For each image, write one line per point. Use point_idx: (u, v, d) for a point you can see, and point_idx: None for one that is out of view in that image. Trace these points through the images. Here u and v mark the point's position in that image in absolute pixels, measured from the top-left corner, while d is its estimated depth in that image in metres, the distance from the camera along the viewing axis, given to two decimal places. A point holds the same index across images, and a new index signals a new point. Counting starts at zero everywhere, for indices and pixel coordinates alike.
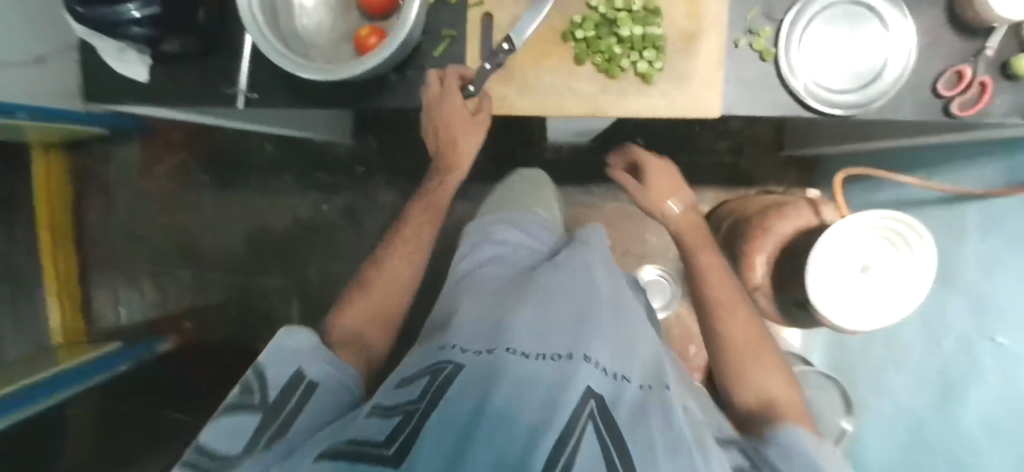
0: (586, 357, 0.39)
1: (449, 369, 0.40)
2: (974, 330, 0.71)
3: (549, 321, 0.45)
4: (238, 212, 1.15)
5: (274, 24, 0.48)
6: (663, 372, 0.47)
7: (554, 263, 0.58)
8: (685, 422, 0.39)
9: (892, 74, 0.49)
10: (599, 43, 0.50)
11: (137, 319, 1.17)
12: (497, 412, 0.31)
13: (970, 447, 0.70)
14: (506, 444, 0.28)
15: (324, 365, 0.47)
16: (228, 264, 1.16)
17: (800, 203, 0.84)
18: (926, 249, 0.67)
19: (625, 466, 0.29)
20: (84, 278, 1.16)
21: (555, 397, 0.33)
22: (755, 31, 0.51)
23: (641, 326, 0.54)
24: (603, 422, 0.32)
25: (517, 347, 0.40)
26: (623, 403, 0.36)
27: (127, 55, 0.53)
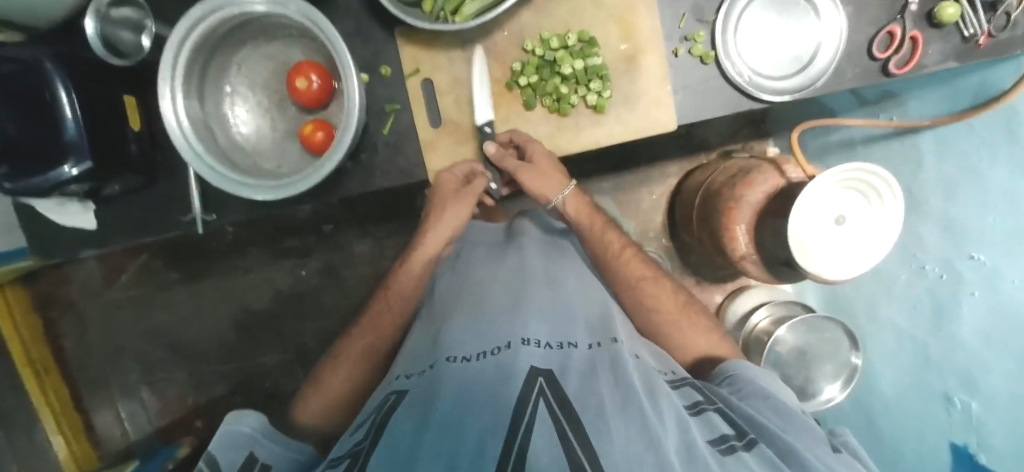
0: (524, 340, 0.44)
1: (391, 399, 0.42)
2: (951, 251, 0.73)
3: (485, 321, 0.49)
4: (215, 300, 1.14)
5: (206, 141, 0.46)
6: (610, 324, 0.51)
7: (490, 263, 0.61)
8: (635, 367, 0.44)
9: (828, 53, 0.50)
10: (546, 85, 0.50)
11: (145, 428, 1.13)
12: (445, 422, 0.34)
13: (976, 363, 0.69)
14: (455, 449, 0.31)
15: (274, 445, 0.45)
16: (219, 352, 1.14)
17: (763, 166, 0.86)
18: (895, 207, 0.70)
19: (570, 427, 0.32)
20: (81, 404, 1.12)
21: (498, 391, 0.36)
22: (691, 37, 0.51)
23: (572, 280, 0.59)
24: (551, 394, 0.36)
25: (459, 356, 0.44)
26: (569, 371, 0.40)
27: (70, 205, 0.52)
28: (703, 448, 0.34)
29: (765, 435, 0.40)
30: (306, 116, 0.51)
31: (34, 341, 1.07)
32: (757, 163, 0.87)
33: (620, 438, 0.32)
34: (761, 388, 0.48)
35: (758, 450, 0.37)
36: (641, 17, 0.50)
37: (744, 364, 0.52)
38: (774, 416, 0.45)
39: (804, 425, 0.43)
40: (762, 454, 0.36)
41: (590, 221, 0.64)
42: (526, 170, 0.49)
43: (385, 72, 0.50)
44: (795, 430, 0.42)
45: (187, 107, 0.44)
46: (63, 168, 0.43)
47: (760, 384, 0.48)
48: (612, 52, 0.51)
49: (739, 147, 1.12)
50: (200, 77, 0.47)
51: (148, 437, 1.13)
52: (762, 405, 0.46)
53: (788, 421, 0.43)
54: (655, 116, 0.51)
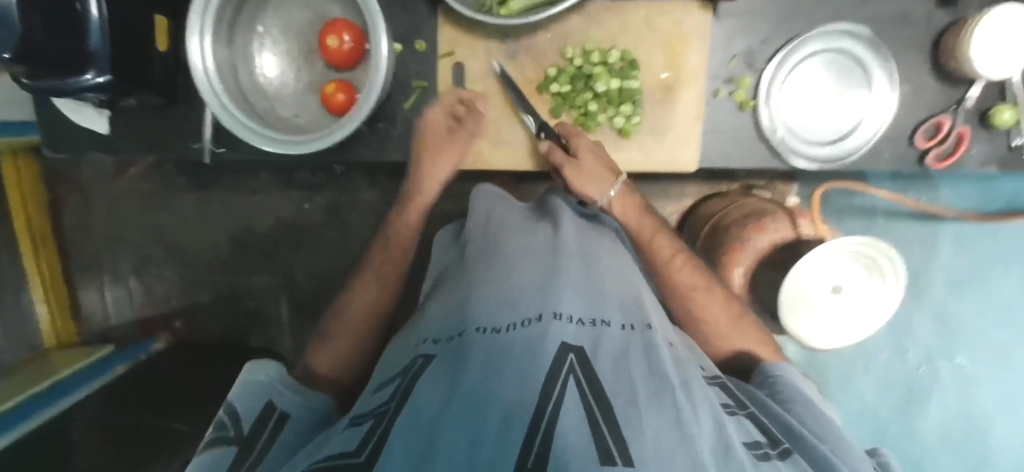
0: (556, 315, 0.37)
1: (419, 363, 0.38)
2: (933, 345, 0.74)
3: (515, 286, 0.42)
4: (218, 213, 1.14)
5: (226, 82, 0.46)
6: (643, 307, 0.45)
7: (529, 222, 0.54)
8: (669, 357, 0.37)
9: (867, 134, 0.49)
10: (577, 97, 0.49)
11: (126, 317, 1.17)
12: (469, 391, 0.29)
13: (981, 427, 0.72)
14: (481, 417, 0.26)
15: (292, 396, 0.45)
16: (213, 262, 1.15)
17: (778, 212, 0.82)
18: (892, 288, 0.70)
19: (606, 413, 0.28)
20: (70, 281, 1.15)
21: (527, 367, 0.31)
22: (735, 81, 0.49)
23: (607, 250, 0.52)
24: (584, 377, 0.31)
25: (485, 325, 0.38)
26: (602, 350, 0.35)
27: (86, 107, 0.53)
28: (737, 447, 0.30)
29: (794, 440, 0.37)
30: (332, 72, 0.51)
31: (37, 212, 1.08)
32: (773, 208, 0.83)
33: (653, 432, 0.27)
34: (792, 393, 0.45)
35: (792, 460, 0.34)
36: (688, 49, 0.48)
37: (786, 366, 0.50)
38: (812, 422, 0.40)
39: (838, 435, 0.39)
40: (797, 465, 0.33)
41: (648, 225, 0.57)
42: (572, 168, 0.47)
43: (419, 47, 0.49)
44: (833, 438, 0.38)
45: (205, 54, 0.44)
46: (86, 76, 0.44)
47: (796, 387, 0.45)
48: (653, 77, 0.49)
49: (763, 184, 1.07)
50: (233, 14, 0.47)
51: (128, 326, 1.17)
52: (799, 410, 0.42)
53: (823, 427, 0.39)
54: (678, 154, 0.50)
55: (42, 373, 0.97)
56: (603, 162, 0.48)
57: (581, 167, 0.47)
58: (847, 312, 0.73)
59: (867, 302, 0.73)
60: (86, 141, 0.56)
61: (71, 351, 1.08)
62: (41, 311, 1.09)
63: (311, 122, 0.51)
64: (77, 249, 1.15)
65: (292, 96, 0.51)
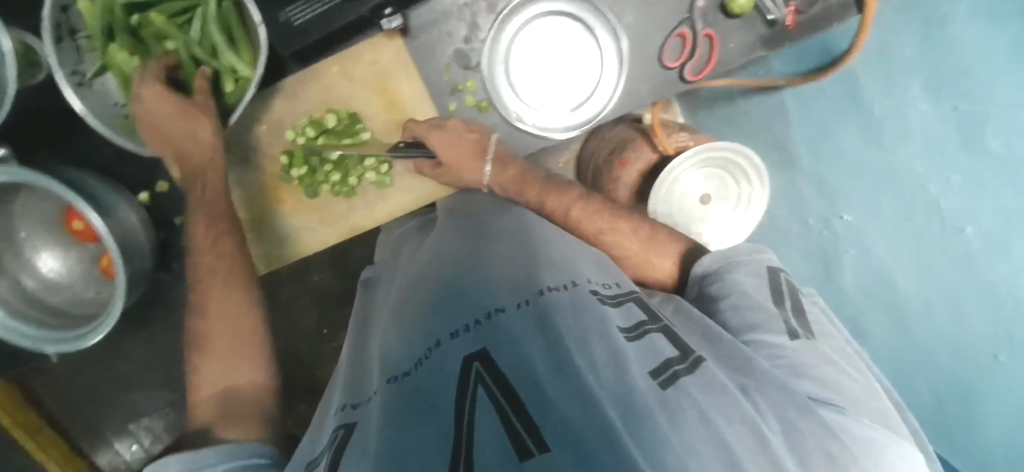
0: (454, 335, 0.44)
1: (341, 434, 0.43)
2: (825, 209, 0.71)
3: (421, 323, 0.49)
4: (169, 339, 1.19)
5: None
6: (535, 270, 0.50)
7: (432, 253, 0.60)
8: (570, 312, 0.43)
9: (605, 92, 0.64)
10: (321, 170, 0.60)
11: (145, 457, 1.26)
12: (386, 447, 0.34)
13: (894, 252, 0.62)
14: (406, 463, 0.32)
15: (222, 461, 0.41)
16: (190, 380, 1.22)
17: (636, 140, 0.80)
18: (761, 197, 0.67)
19: (512, 401, 0.34)
20: (81, 451, 1.23)
21: (439, 398, 0.37)
22: (463, 89, 0.63)
23: (500, 238, 0.58)
24: (488, 378, 0.37)
25: (397, 372, 0.44)
26: (500, 342, 0.41)
27: None
28: (637, 383, 0.37)
29: (715, 343, 0.46)
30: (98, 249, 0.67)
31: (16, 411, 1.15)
32: (632, 135, 0.81)
33: (561, 408, 0.32)
34: (729, 286, 0.52)
35: (701, 367, 0.40)
36: (392, 87, 0.63)
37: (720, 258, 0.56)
38: (736, 318, 0.50)
39: (762, 319, 0.49)
40: (703, 372, 0.40)
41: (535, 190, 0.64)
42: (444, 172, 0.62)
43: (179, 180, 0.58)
44: (751, 332, 0.49)
45: None
46: None
47: (732, 278, 0.53)
48: (384, 122, 0.64)
49: None
50: None
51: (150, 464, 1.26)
52: (726, 306, 0.52)
53: (759, 313, 0.49)
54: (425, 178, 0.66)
55: None
56: (463, 144, 0.61)
57: (449, 162, 0.61)
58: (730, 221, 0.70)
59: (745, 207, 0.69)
60: None
61: None
62: None
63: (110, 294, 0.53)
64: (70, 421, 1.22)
65: None
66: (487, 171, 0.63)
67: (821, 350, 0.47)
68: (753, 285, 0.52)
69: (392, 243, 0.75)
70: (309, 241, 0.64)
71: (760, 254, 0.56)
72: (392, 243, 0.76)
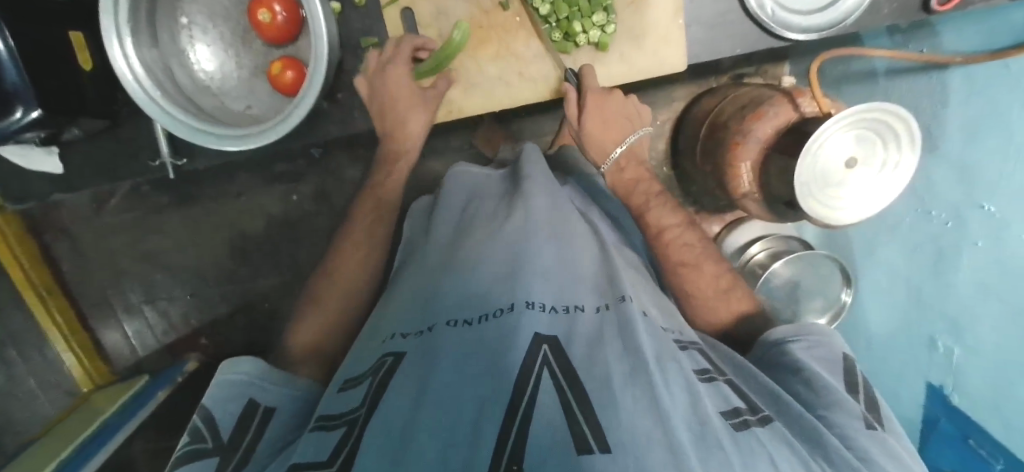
0: (528, 304, 0.42)
1: (389, 361, 0.41)
2: (959, 198, 0.70)
3: (485, 282, 0.47)
4: (208, 224, 1.12)
5: (175, 100, 0.45)
6: (618, 284, 0.50)
7: (492, 222, 0.58)
8: (646, 332, 0.43)
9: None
10: (553, 12, 0.54)
11: (153, 346, 1.18)
12: (439, 398, 0.33)
13: (965, 310, 0.72)
14: (455, 420, 0.31)
15: (274, 389, 0.48)
16: (219, 273, 1.15)
17: (775, 98, 0.78)
18: (910, 158, 0.68)
19: (579, 397, 0.32)
20: (88, 326, 1.16)
21: (501, 359, 0.36)
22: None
23: (576, 243, 0.57)
24: (556, 366, 0.35)
25: (456, 319, 0.43)
26: (577, 339, 0.40)
27: (31, 150, 0.51)
28: (713, 419, 0.34)
29: (775, 404, 0.41)
30: (272, 50, 0.52)
31: (33, 263, 1.07)
32: (775, 93, 0.78)
33: (631, 411, 0.31)
34: (801, 360, 0.46)
35: (771, 425, 0.37)
36: None
37: (801, 330, 0.50)
38: (807, 392, 0.43)
39: (838, 400, 0.41)
40: (774, 429, 0.37)
41: (641, 198, 0.60)
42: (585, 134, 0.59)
43: (360, 2, 0.53)
44: (825, 408, 0.41)
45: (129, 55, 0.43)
46: (15, 114, 0.42)
47: (801, 356, 0.47)
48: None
49: (750, 71, 1.02)
50: (150, 7, 0.47)
51: (157, 355, 1.19)
52: (796, 380, 0.45)
53: (821, 395, 0.42)
54: (658, 57, 0.56)
55: (91, 417, 1.00)
56: (615, 120, 0.59)
57: (587, 128, 0.58)
58: (865, 192, 0.70)
59: (880, 187, 0.70)
60: (45, 183, 0.53)
61: (109, 389, 1.10)
62: (68, 359, 1.11)
63: (258, 103, 0.52)
64: (84, 290, 1.15)
65: (227, 80, 0.52)
66: (615, 156, 0.60)
67: (894, 449, 0.38)
68: (829, 370, 0.46)
69: (464, 189, 0.68)
70: (509, 101, 0.58)
71: (835, 337, 0.50)
72: (461, 192, 0.68)
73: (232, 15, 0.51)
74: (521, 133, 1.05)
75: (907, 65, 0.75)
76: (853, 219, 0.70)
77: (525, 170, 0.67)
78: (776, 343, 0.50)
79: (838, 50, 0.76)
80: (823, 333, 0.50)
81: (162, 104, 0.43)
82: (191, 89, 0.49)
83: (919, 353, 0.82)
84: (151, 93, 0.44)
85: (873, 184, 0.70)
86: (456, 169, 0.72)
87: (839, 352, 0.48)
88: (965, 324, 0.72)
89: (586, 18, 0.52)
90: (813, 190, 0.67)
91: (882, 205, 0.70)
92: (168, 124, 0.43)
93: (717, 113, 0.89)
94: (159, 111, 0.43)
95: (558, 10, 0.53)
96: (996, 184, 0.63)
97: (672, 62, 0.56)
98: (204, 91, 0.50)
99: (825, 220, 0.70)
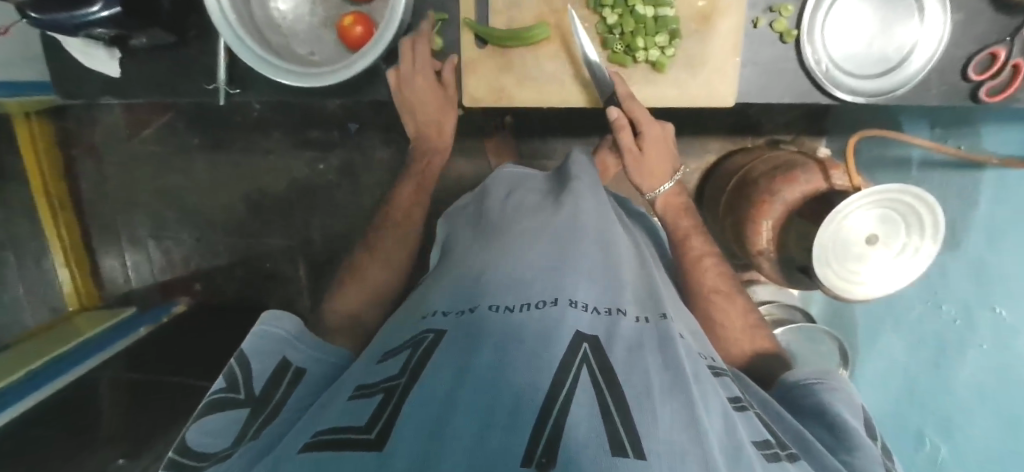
0: (572, 302, 0.36)
1: (428, 339, 0.37)
2: (972, 296, 0.66)
3: (525, 270, 0.41)
4: (230, 172, 1.13)
5: (248, 29, 0.47)
6: (661, 298, 0.43)
7: (541, 210, 0.51)
8: (686, 353, 0.37)
9: (921, 59, 0.49)
10: (619, 25, 0.52)
11: (146, 280, 1.18)
12: (480, 373, 0.29)
13: (960, 411, 0.68)
14: (494, 398, 0.27)
15: (312, 349, 0.47)
16: (228, 224, 1.15)
17: (809, 166, 0.77)
18: (931, 249, 0.66)
19: (620, 403, 0.28)
20: (90, 247, 1.16)
21: (539, 351, 0.31)
22: (776, 10, 0.51)
23: (620, 236, 0.50)
24: (596, 364, 0.31)
25: (499, 303, 0.37)
26: (619, 338, 0.34)
27: (96, 50, 0.53)
28: (746, 446, 0.30)
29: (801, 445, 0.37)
30: (347, 4, 0.53)
31: (53, 177, 1.09)
32: (808, 161, 0.78)
33: (667, 422, 0.27)
34: (822, 402, 0.42)
35: (801, 463, 0.33)
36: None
37: (815, 374, 0.46)
38: (826, 435, 0.40)
39: (859, 443, 0.37)
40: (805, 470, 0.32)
41: (688, 222, 0.59)
42: (637, 158, 0.57)
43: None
44: (844, 450, 0.37)
45: None
46: (94, 9, 0.43)
47: (823, 397, 0.43)
48: (689, 7, 0.52)
49: (789, 140, 1.03)
50: None
51: (149, 291, 1.19)
52: (817, 423, 0.41)
53: (840, 437, 0.39)
54: (714, 90, 0.53)
55: (65, 338, 0.97)
56: (664, 152, 0.57)
57: (645, 153, 0.57)
58: (892, 269, 0.68)
59: (904, 269, 0.68)
60: (107, 88, 0.56)
61: (92, 315, 1.09)
62: (62, 276, 1.11)
63: (321, 51, 0.54)
64: (97, 211, 1.16)
65: (296, 23, 0.54)
66: (664, 188, 0.58)
67: None
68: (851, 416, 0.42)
69: (509, 181, 0.62)
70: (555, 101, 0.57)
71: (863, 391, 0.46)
72: (506, 181, 0.62)
73: None
74: (552, 151, 1.06)
75: (940, 159, 0.75)
76: (879, 292, 0.68)
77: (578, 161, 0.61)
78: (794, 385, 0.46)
79: (874, 131, 0.76)
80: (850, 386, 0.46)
81: (238, 31, 0.46)
82: (261, 23, 0.51)
83: (908, 442, 0.77)
84: (228, 14, 0.46)
85: (902, 267, 0.68)
86: (504, 168, 0.66)
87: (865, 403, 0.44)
88: (961, 421, 0.67)
89: (649, 36, 0.51)
90: (832, 262, 0.66)
91: (910, 277, 0.68)
92: (241, 50, 0.47)
93: (749, 170, 0.89)
94: (232, 37, 0.46)
95: (623, 24, 0.51)
96: (1013, 286, 0.60)
97: (729, 97, 0.54)
98: (272, 27, 0.52)
99: (862, 296, 0.68)
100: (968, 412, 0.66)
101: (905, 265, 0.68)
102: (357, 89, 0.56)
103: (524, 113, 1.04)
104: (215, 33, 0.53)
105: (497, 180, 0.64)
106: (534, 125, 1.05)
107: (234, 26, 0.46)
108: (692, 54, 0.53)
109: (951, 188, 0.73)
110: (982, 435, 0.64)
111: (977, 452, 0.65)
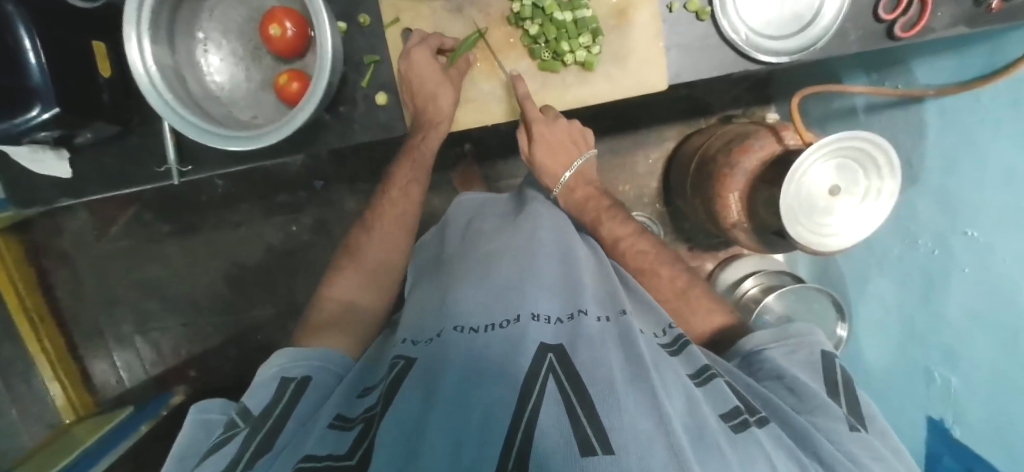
0: (533, 316, 0.37)
1: (398, 365, 0.37)
2: (944, 226, 0.67)
3: (487, 290, 0.41)
4: (206, 252, 1.12)
5: (185, 104, 0.48)
6: (620, 295, 0.44)
7: (501, 232, 0.52)
8: (649, 344, 0.37)
9: (832, 10, 0.51)
10: (541, 34, 0.54)
11: (141, 377, 1.16)
12: (448, 397, 0.29)
13: (958, 336, 0.66)
14: (464, 415, 0.28)
15: (310, 366, 0.45)
16: (212, 304, 1.14)
17: (760, 132, 0.80)
18: (895, 188, 0.68)
19: (585, 402, 0.28)
20: (77, 355, 1.14)
21: (506, 366, 0.31)
22: None
23: (577, 245, 0.52)
24: (562, 372, 0.31)
25: (464, 322, 0.38)
26: (581, 339, 0.35)
27: (43, 154, 0.53)
28: (712, 422, 0.30)
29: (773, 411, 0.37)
30: (281, 64, 0.55)
31: (29, 291, 1.08)
32: (759, 128, 0.81)
33: (632, 412, 0.27)
34: (777, 367, 0.42)
35: (770, 427, 0.33)
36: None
37: (767, 335, 0.46)
38: (789, 398, 0.40)
39: (821, 403, 0.38)
40: (776, 434, 0.32)
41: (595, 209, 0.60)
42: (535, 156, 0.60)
43: (364, 21, 0.55)
44: (807, 413, 0.38)
45: (144, 60, 0.46)
46: (32, 112, 0.44)
47: (778, 362, 0.42)
48: (604, 5, 0.55)
49: (740, 113, 1.06)
50: (171, 23, 0.51)
51: (144, 388, 1.16)
52: (778, 387, 0.41)
53: (804, 401, 0.39)
54: (646, 78, 0.55)
55: (63, 450, 0.94)
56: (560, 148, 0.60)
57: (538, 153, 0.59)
58: (855, 219, 0.70)
59: (868, 215, 0.69)
60: (63, 190, 0.56)
61: (89, 422, 1.06)
62: (54, 391, 1.06)
63: (264, 113, 0.55)
64: (77, 318, 1.14)
65: (233, 91, 0.55)
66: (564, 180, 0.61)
67: (880, 449, 0.35)
68: (805, 371, 0.42)
69: (466, 213, 0.62)
70: (501, 118, 0.59)
71: (815, 336, 0.45)
72: (466, 211, 0.62)
73: (246, 32, 0.55)
74: (517, 169, 1.08)
75: (882, 102, 0.78)
76: (846, 243, 0.69)
77: (535, 192, 0.63)
78: (750, 353, 0.45)
79: (813, 88, 0.79)
80: (804, 334, 0.45)
81: (173, 108, 0.47)
82: (200, 97, 0.52)
83: (920, 386, 0.74)
84: (163, 93, 0.47)
85: (863, 217, 0.69)
86: (461, 196, 0.67)
87: (819, 350, 0.44)
88: (960, 351, 0.66)
89: (573, 39, 0.53)
90: (801, 219, 0.67)
91: (874, 224, 0.69)
92: (180, 124, 0.47)
93: (706, 148, 0.91)
94: (169, 113, 0.47)
95: (546, 32, 0.53)
96: (979, 210, 0.60)
97: (662, 82, 0.56)
98: (210, 98, 0.54)
99: (830, 247, 0.68)
100: (961, 342, 0.65)
101: (864, 214, 0.70)
102: (304, 144, 0.57)
103: (482, 138, 1.05)
104: (158, 116, 0.55)
105: (460, 206, 0.64)
106: (494, 147, 1.07)
107: (169, 102, 0.47)
108: (618, 49, 0.55)
109: (899, 126, 0.75)
110: (977, 361, 0.63)
111: (975, 378, 0.64)
